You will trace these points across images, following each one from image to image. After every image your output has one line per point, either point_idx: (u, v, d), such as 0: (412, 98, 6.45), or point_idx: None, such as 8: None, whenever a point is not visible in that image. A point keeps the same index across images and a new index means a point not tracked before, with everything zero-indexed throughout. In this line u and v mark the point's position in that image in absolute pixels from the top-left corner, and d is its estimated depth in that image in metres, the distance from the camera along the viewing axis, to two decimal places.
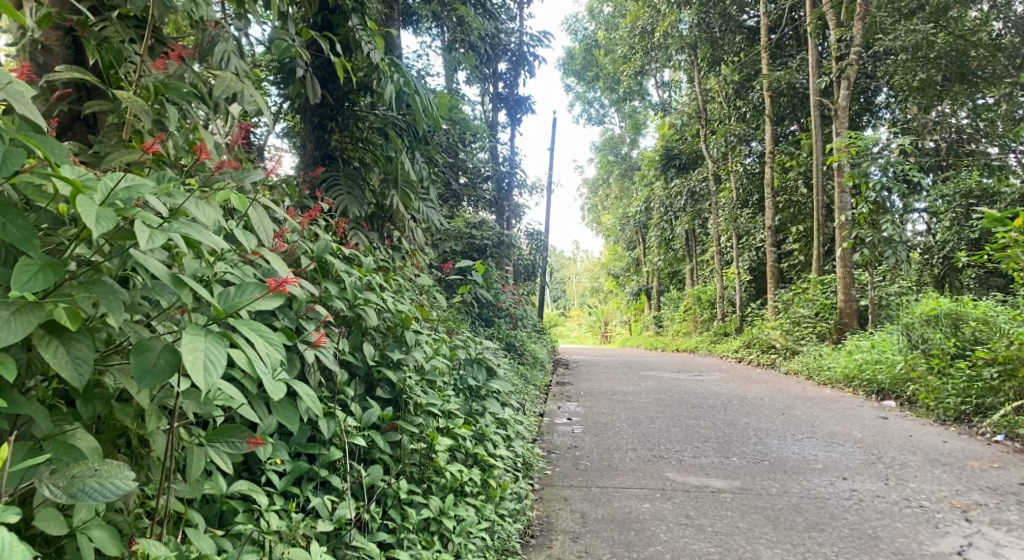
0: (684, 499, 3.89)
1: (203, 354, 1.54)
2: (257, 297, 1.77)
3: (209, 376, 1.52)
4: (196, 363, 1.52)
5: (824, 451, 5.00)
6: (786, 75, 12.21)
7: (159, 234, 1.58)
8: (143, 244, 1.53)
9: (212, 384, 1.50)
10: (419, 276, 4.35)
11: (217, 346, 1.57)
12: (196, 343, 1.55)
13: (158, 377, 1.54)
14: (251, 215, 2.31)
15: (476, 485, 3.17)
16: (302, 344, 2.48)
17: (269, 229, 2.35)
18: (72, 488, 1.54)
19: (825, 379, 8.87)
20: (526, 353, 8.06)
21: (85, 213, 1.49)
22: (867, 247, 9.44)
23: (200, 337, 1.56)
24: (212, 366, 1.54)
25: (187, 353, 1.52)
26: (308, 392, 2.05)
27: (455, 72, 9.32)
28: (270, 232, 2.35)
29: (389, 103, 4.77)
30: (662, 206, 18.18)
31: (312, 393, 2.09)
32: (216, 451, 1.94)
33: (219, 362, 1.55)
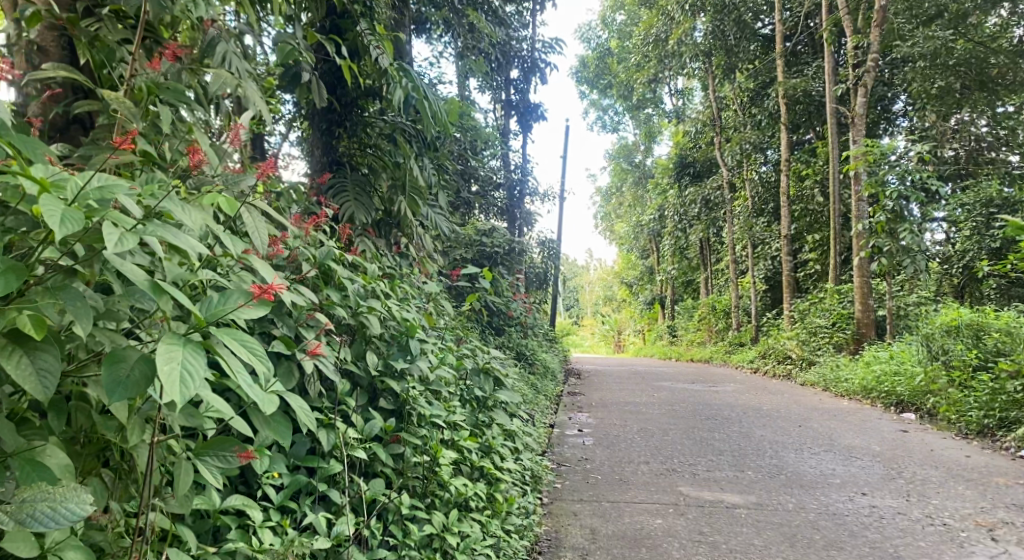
0: (697, 515, 3.77)
1: (181, 365, 1.46)
2: (241, 304, 1.69)
3: (185, 388, 1.44)
4: (172, 375, 1.44)
5: (842, 465, 4.86)
6: (801, 83, 12.12)
7: (130, 236, 1.50)
8: (110, 247, 1.46)
9: (189, 397, 1.42)
10: (426, 284, 4.28)
11: (196, 357, 1.49)
12: (173, 353, 1.47)
13: (132, 389, 1.47)
14: (246, 220, 2.25)
15: (481, 499, 3.07)
16: (299, 353, 2.42)
17: (263, 234, 2.29)
18: (22, 511, 1.46)
19: (842, 390, 8.71)
20: (537, 362, 7.97)
21: (48, 214, 1.43)
22: (884, 256, 9.29)
23: (177, 347, 1.48)
24: (189, 378, 1.45)
25: (163, 364, 1.44)
26: (300, 406, 1.99)
27: (467, 80, 9.30)
28: (265, 238, 2.29)
29: (398, 109, 4.71)
30: (676, 215, 18.05)
31: (304, 405, 2.01)
32: (205, 465, 1.86)
33: (197, 374, 1.47)
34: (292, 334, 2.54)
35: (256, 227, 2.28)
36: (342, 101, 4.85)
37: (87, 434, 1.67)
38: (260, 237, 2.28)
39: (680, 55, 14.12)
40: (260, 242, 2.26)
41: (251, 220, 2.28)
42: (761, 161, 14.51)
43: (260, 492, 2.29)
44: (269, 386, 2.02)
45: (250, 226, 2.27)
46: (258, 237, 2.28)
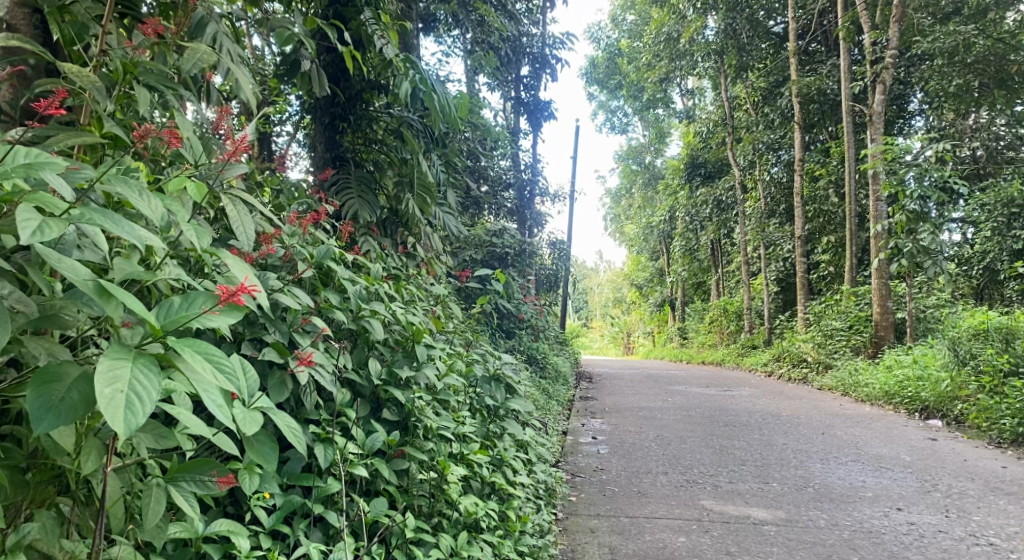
0: (723, 532, 3.53)
1: (127, 387, 1.28)
2: (206, 309, 1.47)
3: (130, 414, 1.26)
4: (115, 400, 1.26)
5: (873, 477, 4.60)
6: (816, 81, 11.89)
7: (54, 225, 1.33)
8: (25, 235, 1.29)
9: (135, 426, 1.24)
10: (433, 285, 4.06)
11: (146, 376, 1.31)
12: (117, 372, 1.29)
13: (66, 414, 1.30)
14: (231, 216, 2.10)
15: (493, 519, 2.83)
16: (290, 363, 2.21)
17: (249, 229, 2.12)
18: None
19: (863, 395, 8.42)
20: (548, 367, 7.73)
21: None
22: (904, 257, 8.98)
23: (122, 364, 1.30)
24: (137, 402, 1.27)
25: (104, 386, 1.26)
26: (287, 423, 1.75)
27: (476, 76, 9.10)
28: (252, 236, 2.13)
29: (405, 103, 4.49)
30: (688, 215, 17.77)
31: (293, 425, 1.78)
32: (181, 491, 1.62)
33: (147, 399, 1.28)
34: (285, 339, 2.31)
35: (242, 223, 2.12)
36: (346, 92, 4.61)
37: (42, 460, 1.48)
38: (247, 236, 2.12)
39: (692, 54, 14.14)
40: (245, 239, 2.10)
41: (235, 212, 2.13)
42: (772, 161, 14.25)
43: (248, 515, 2.08)
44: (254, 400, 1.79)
45: (236, 223, 2.11)
46: (245, 236, 2.12)
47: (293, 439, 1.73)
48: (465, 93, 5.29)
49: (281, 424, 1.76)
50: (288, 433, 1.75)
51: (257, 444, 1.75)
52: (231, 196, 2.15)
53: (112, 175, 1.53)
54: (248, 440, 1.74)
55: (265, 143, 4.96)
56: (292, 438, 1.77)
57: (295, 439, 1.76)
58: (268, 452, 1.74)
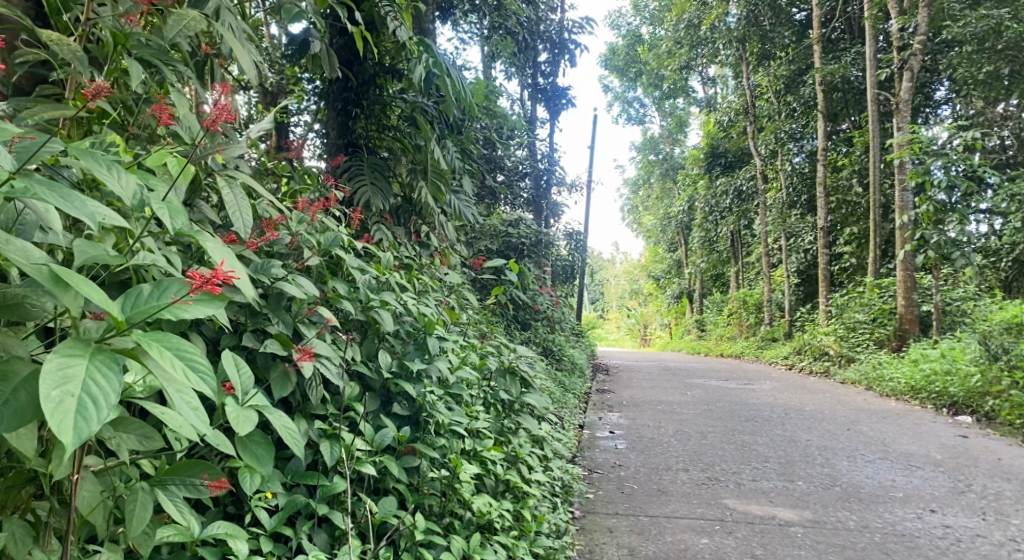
0: (748, 533, 3.38)
1: (80, 390, 1.18)
2: (176, 299, 1.38)
3: (81, 419, 1.15)
4: (65, 404, 1.15)
5: (903, 476, 4.43)
6: (840, 68, 11.59)
7: None
8: None
9: (86, 433, 1.13)
10: (446, 275, 3.95)
11: (103, 376, 1.21)
12: (70, 371, 1.19)
13: (11, 418, 1.24)
14: (227, 201, 2.03)
15: (507, 520, 2.70)
16: (286, 353, 2.07)
17: (245, 215, 2.05)
18: None
19: (887, 390, 8.20)
20: (565, 359, 7.57)
21: None
22: (931, 248, 8.73)
23: (76, 362, 1.21)
24: (90, 406, 1.17)
25: (52, 387, 1.16)
26: (282, 422, 1.62)
27: (493, 63, 8.95)
28: (250, 224, 2.07)
29: (419, 88, 4.38)
30: (707, 206, 17.51)
31: (290, 425, 1.66)
32: (168, 496, 1.50)
33: (103, 403, 1.18)
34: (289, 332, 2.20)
35: (239, 208, 2.05)
36: (358, 76, 4.46)
37: (10, 462, 1.39)
38: (244, 226, 2.05)
39: (713, 41, 13.88)
40: (244, 229, 2.04)
41: (231, 196, 2.06)
42: (793, 151, 13.97)
43: (248, 517, 1.97)
44: (248, 397, 1.67)
45: (234, 210, 2.04)
46: (242, 225, 2.05)
47: (289, 439, 1.60)
48: (482, 79, 5.15)
49: (277, 424, 1.63)
50: (283, 434, 1.62)
51: (251, 446, 1.64)
52: (226, 177, 2.08)
53: (78, 147, 1.42)
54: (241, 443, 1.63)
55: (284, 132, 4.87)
56: (289, 440, 1.64)
57: (291, 439, 1.63)
58: (264, 455, 1.63)
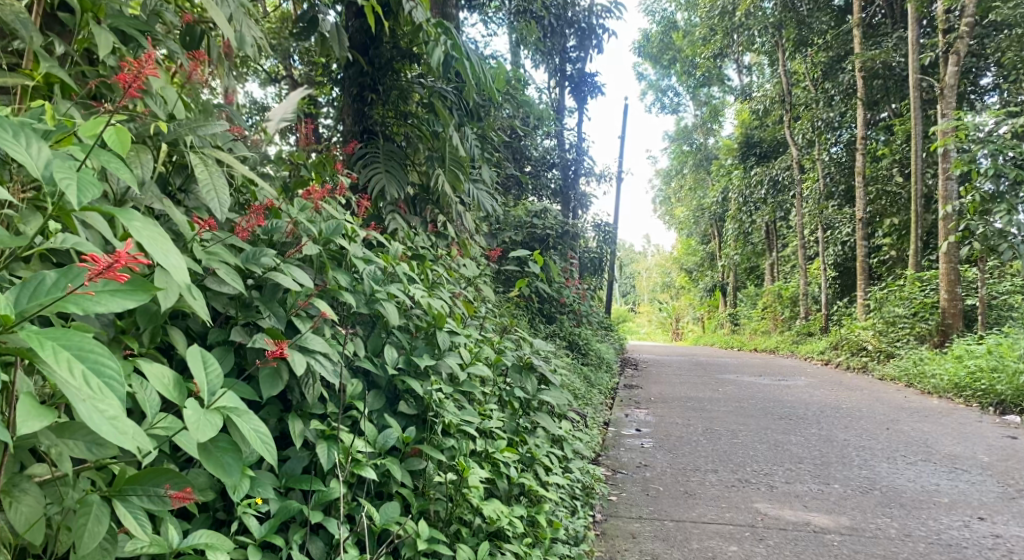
0: (780, 541, 3.18)
1: None
2: (71, 290, 1.31)
3: None
4: None
5: (948, 480, 4.18)
6: (881, 54, 11.16)
7: None
8: None
9: None
10: (462, 266, 3.79)
11: None
12: None
13: None
14: (201, 179, 1.88)
15: (519, 527, 2.54)
16: (265, 347, 1.93)
17: (226, 203, 1.90)
18: None
19: (928, 387, 7.86)
20: (592, 353, 7.36)
21: None
22: (977, 240, 8.36)
23: None
24: None
25: None
26: (247, 430, 1.50)
27: (520, 50, 8.76)
28: (227, 204, 1.92)
29: (437, 73, 4.20)
30: (741, 197, 17.10)
31: (260, 433, 1.54)
32: (126, 507, 1.42)
33: None
34: (282, 326, 2.06)
35: (215, 188, 1.90)
36: (374, 61, 4.29)
37: None
38: (221, 207, 1.91)
39: (748, 28, 13.47)
40: (218, 211, 1.89)
41: (205, 174, 1.91)
42: (831, 140, 13.55)
43: (235, 525, 1.85)
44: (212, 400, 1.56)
45: (207, 190, 1.89)
46: (218, 205, 1.90)
47: (256, 446, 1.49)
48: (504, 64, 4.95)
49: (245, 430, 1.53)
50: (253, 441, 1.52)
51: (218, 453, 1.54)
52: (202, 157, 1.93)
53: None
54: (207, 451, 1.53)
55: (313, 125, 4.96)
56: (259, 448, 1.53)
57: (260, 445, 1.52)
58: (233, 464, 1.54)
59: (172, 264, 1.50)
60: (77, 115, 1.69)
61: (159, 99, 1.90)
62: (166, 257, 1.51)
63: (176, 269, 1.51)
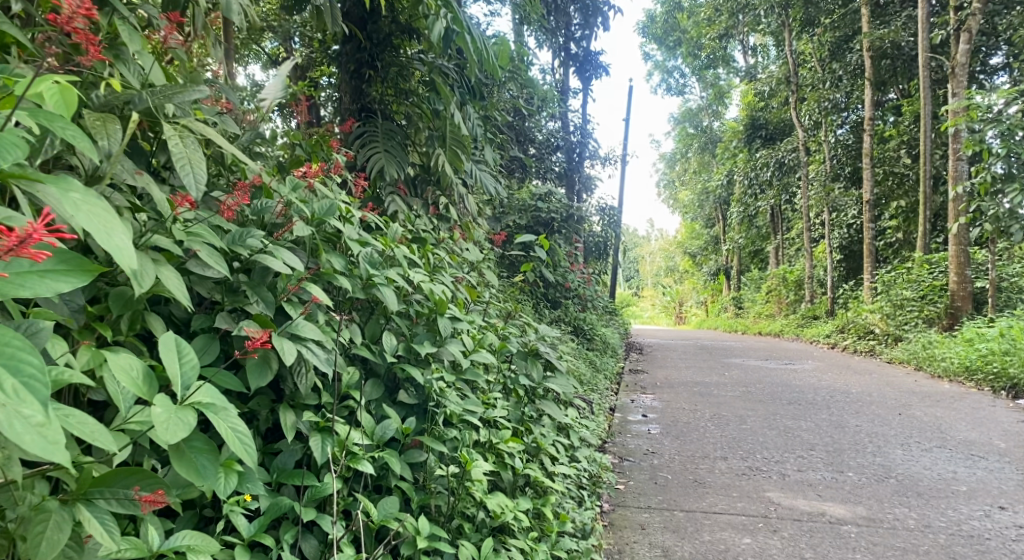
0: (795, 532, 3.06)
1: None
2: None
3: None
4: None
5: (965, 467, 4.06)
6: (890, 33, 10.92)
7: None
8: None
9: None
10: (464, 249, 3.67)
11: None
12: None
13: None
14: (173, 152, 1.76)
15: (525, 522, 2.42)
16: (248, 331, 1.84)
17: (200, 178, 1.79)
18: None
19: (938, 370, 7.74)
20: (597, 338, 7.24)
21: None
22: (988, 221, 8.19)
23: None
24: None
25: None
26: (223, 430, 1.40)
27: (522, 29, 8.58)
28: (204, 178, 1.81)
29: (437, 49, 4.03)
30: (746, 180, 16.91)
31: (238, 429, 1.44)
32: (93, 512, 1.33)
33: None
34: (272, 312, 1.94)
35: (190, 160, 1.79)
36: (372, 36, 4.15)
37: None
38: (196, 181, 1.79)
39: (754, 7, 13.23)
40: (194, 185, 1.77)
41: (179, 147, 1.79)
42: (838, 122, 13.35)
43: (221, 525, 1.74)
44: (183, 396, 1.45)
45: (181, 163, 1.77)
46: (193, 181, 1.78)
47: (234, 446, 1.39)
48: (507, 40, 4.79)
49: (221, 428, 1.42)
50: (229, 440, 1.41)
51: (193, 454, 1.43)
52: (176, 128, 1.82)
53: None
54: (180, 452, 1.42)
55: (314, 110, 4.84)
56: (236, 447, 1.42)
57: (238, 445, 1.41)
58: (209, 466, 1.43)
59: (118, 245, 1.33)
60: (26, 73, 1.56)
61: (137, 67, 1.86)
62: (112, 234, 1.34)
63: (123, 252, 1.35)
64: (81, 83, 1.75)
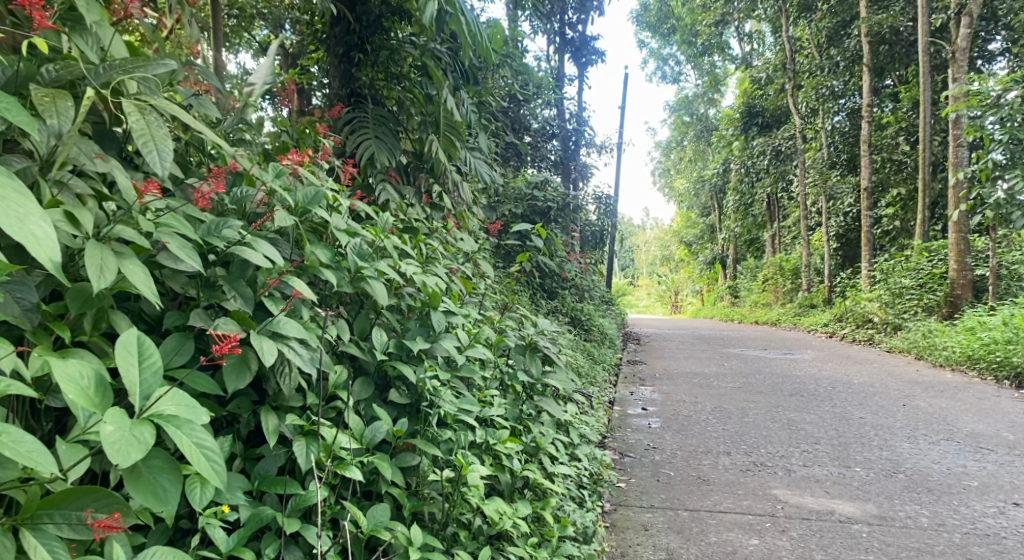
0: (804, 532, 2.95)
1: None
2: None
3: None
4: None
5: (975, 461, 3.94)
6: (889, 18, 10.76)
7: None
8: None
9: None
10: (458, 239, 3.52)
11: None
12: None
13: None
14: (133, 128, 1.62)
15: (523, 528, 2.29)
16: (226, 328, 1.70)
17: (166, 159, 1.64)
18: None
19: (939, 360, 7.63)
20: (595, 329, 7.10)
21: None
22: (990, 208, 8.04)
23: None
24: None
25: None
26: (184, 449, 1.31)
27: (515, 14, 8.38)
28: (170, 157, 1.66)
29: (430, 32, 3.85)
30: (742, 168, 16.74)
31: (205, 445, 1.35)
32: (41, 538, 1.25)
33: None
34: (251, 309, 1.80)
35: (153, 137, 1.64)
36: (361, 18, 3.98)
37: None
38: (161, 161, 1.65)
39: None
40: (158, 165, 1.63)
41: (141, 124, 1.65)
42: (834, 109, 13.20)
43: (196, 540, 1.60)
44: (142, 409, 1.35)
45: (143, 141, 1.63)
46: (158, 158, 1.64)
47: (197, 467, 1.30)
48: (501, 22, 4.61)
49: (185, 445, 1.33)
50: (193, 459, 1.32)
51: (152, 475, 1.35)
52: (138, 104, 1.68)
53: None
54: (138, 474, 1.34)
55: (305, 99, 4.70)
56: (201, 466, 1.33)
57: (202, 465, 1.33)
58: (170, 487, 1.35)
59: (31, 233, 1.25)
60: None
61: (95, 38, 1.72)
62: (28, 224, 1.26)
63: (40, 242, 1.27)
64: (32, 56, 1.62)
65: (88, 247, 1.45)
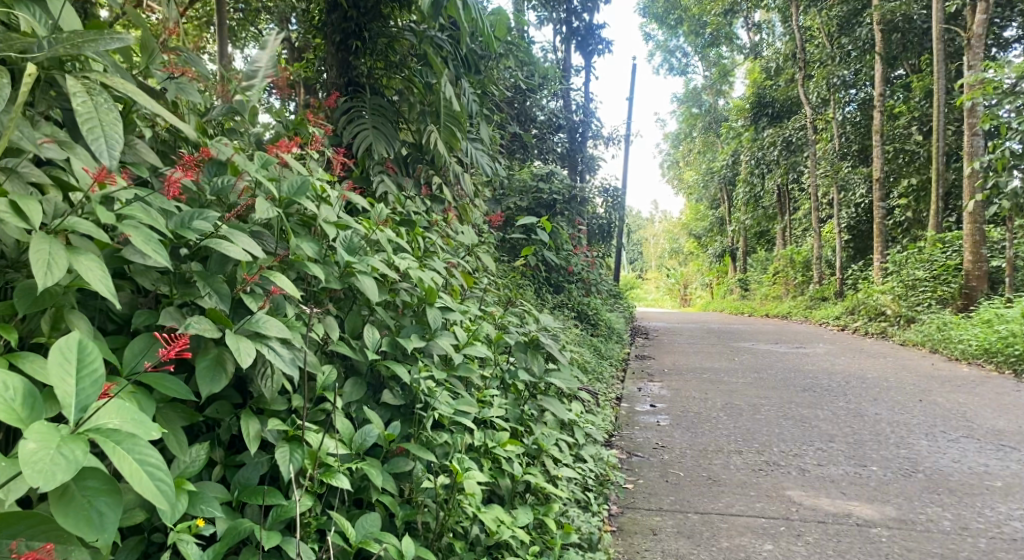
0: (820, 536, 2.81)
1: None
2: None
3: None
4: None
5: (997, 460, 3.78)
6: (902, 6, 10.52)
7: None
8: None
9: None
10: (458, 231, 3.39)
11: None
12: None
13: None
14: (78, 112, 1.50)
15: (523, 537, 2.17)
16: (196, 328, 1.58)
17: (115, 146, 1.52)
18: None
19: (955, 353, 7.45)
20: (602, 324, 6.96)
21: None
22: (1007, 198, 7.84)
23: None
24: None
25: None
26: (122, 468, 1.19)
27: (519, 4, 8.20)
28: (119, 145, 1.53)
29: (430, 19, 3.72)
30: (752, 159, 16.52)
31: (147, 463, 1.24)
32: None
33: None
34: (228, 307, 1.67)
35: (99, 120, 1.52)
36: (359, 4, 3.83)
37: None
38: (110, 149, 1.52)
39: None
40: (105, 153, 1.50)
41: (89, 106, 1.53)
42: (845, 99, 12.98)
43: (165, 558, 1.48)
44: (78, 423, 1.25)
45: (90, 126, 1.51)
46: (106, 147, 1.52)
47: (135, 486, 1.19)
48: (504, 8, 4.46)
49: (124, 464, 1.22)
50: (132, 478, 1.21)
51: (87, 497, 1.24)
52: (86, 84, 1.57)
53: None
54: (69, 496, 1.23)
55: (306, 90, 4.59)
56: (142, 485, 1.22)
57: (142, 484, 1.21)
58: (107, 511, 1.24)
59: None
60: None
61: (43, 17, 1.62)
62: None
63: None
64: None
65: (34, 238, 1.34)
